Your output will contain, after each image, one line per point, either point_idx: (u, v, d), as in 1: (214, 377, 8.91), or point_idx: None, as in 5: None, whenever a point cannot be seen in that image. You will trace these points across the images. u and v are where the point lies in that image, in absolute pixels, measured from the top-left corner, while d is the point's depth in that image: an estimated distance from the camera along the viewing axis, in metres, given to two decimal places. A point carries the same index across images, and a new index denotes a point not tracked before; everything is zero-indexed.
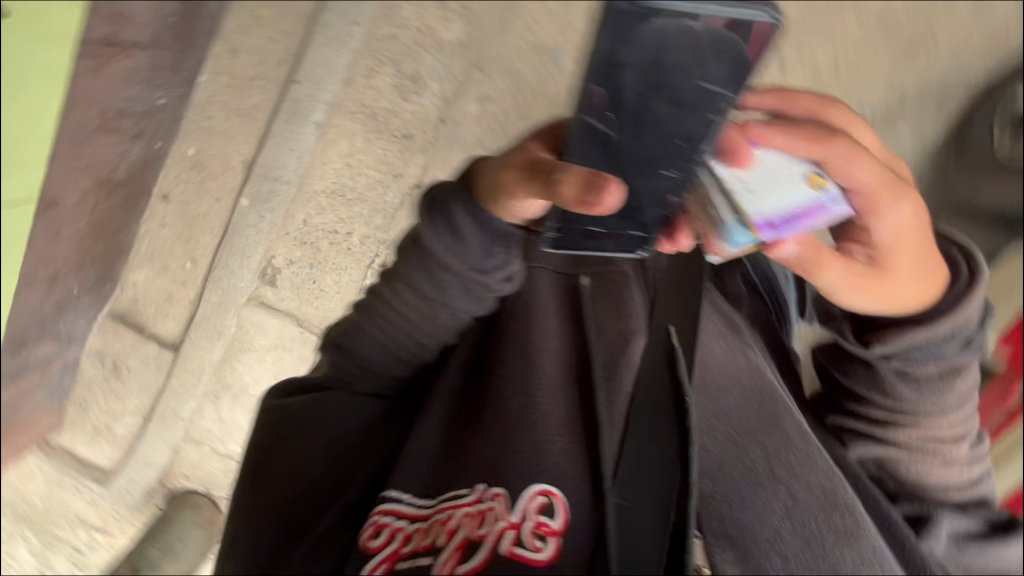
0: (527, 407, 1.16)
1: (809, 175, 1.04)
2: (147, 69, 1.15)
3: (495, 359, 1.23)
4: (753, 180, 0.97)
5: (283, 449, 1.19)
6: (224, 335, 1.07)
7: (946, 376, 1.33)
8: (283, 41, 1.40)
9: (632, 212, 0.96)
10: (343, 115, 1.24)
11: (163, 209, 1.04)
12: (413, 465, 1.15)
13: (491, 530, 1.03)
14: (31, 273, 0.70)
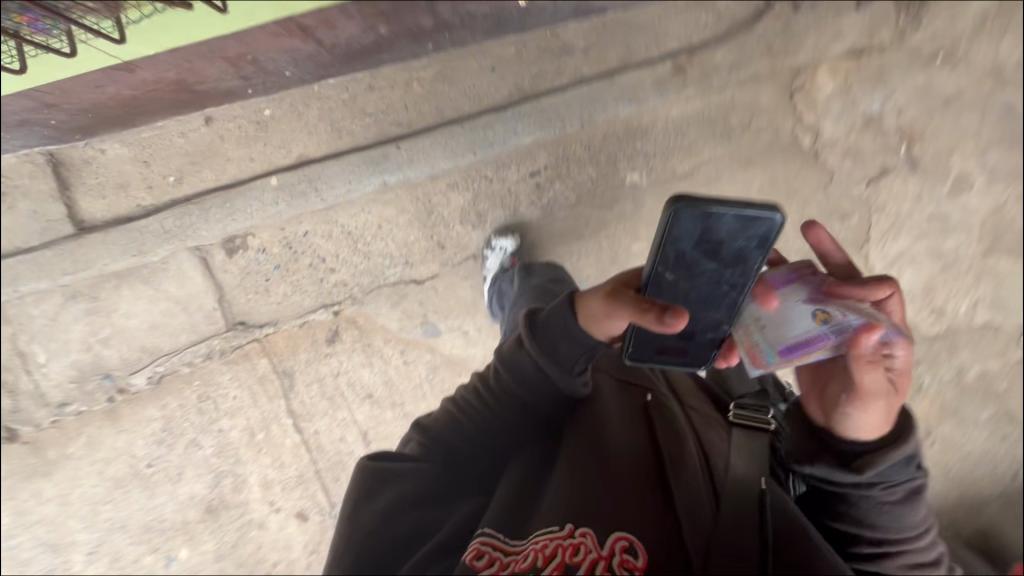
0: (609, 499, 0.78)
1: (814, 309, 0.78)
2: (308, 75, 1.34)
3: (569, 422, 0.91)
4: (772, 317, 0.80)
5: (400, 513, 0.89)
6: (158, 243, 1.46)
7: (908, 503, 0.81)
8: (413, 114, 1.42)
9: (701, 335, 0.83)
10: (408, 192, 1.45)
11: (199, 126, 1.44)
12: (526, 505, 0.85)
13: (592, 560, 0.71)
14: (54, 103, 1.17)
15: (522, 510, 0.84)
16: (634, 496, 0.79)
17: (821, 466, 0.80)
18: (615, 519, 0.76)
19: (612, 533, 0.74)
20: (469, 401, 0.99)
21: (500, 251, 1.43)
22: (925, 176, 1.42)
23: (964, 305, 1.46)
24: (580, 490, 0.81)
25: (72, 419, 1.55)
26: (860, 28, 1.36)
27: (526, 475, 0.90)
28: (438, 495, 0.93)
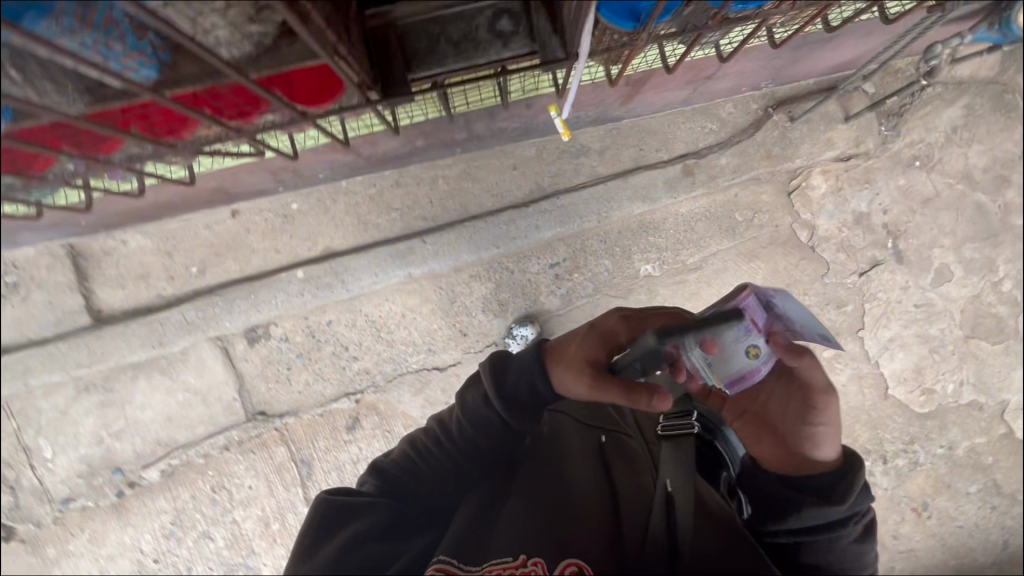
0: (580, 536, 0.71)
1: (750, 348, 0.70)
2: (345, 179, 1.36)
3: (540, 448, 0.84)
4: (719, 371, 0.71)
5: (358, 551, 0.74)
6: (180, 333, 1.45)
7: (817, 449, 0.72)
8: (436, 209, 1.49)
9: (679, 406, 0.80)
10: (431, 282, 1.50)
11: (225, 219, 1.45)
12: (479, 534, 0.76)
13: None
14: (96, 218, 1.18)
15: (476, 542, 0.75)
16: (587, 527, 0.72)
17: (803, 517, 0.70)
18: (563, 543, 0.70)
19: (564, 557, 0.69)
20: (427, 444, 0.88)
21: (521, 338, 1.48)
22: (911, 267, 1.55)
23: (952, 385, 1.58)
24: (535, 525, 0.73)
25: (76, 515, 1.48)
26: (848, 137, 1.50)
27: (483, 509, 0.80)
28: (399, 528, 0.80)
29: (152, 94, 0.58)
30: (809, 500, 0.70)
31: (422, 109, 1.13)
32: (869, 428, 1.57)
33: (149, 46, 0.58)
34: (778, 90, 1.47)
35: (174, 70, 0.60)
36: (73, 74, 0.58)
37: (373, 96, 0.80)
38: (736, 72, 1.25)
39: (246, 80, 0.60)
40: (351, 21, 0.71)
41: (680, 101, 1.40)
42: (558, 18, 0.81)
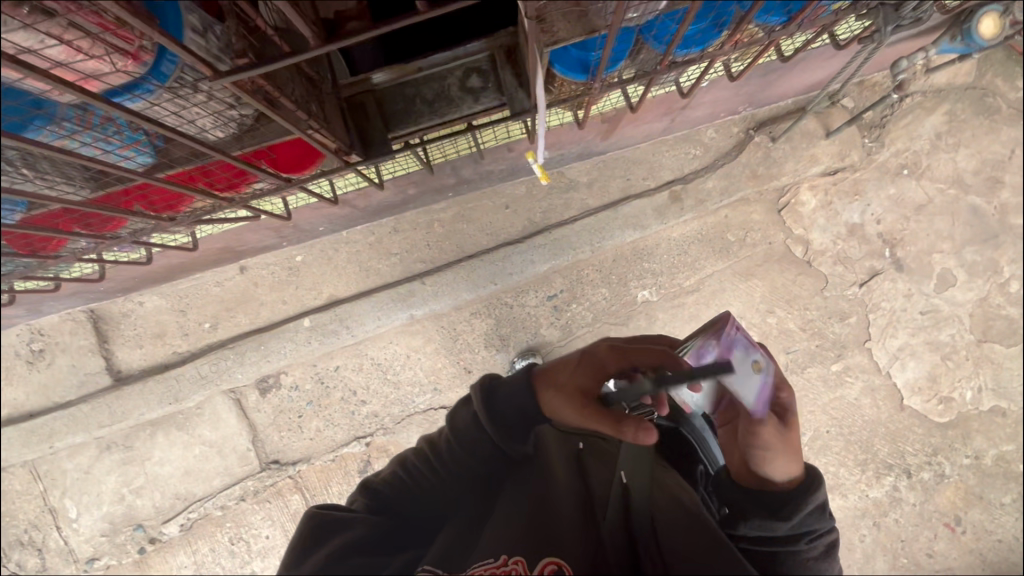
0: (562, 536, 0.68)
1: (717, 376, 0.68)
2: (342, 226, 1.44)
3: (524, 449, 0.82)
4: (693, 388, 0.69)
5: (342, 562, 0.73)
6: (194, 387, 1.51)
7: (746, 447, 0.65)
8: (433, 251, 1.53)
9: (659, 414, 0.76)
10: (433, 322, 1.54)
11: (233, 275, 1.52)
12: (462, 547, 0.75)
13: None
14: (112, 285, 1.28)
15: (459, 554, 0.74)
16: (561, 524, 0.69)
17: (754, 521, 0.64)
18: (540, 541, 0.68)
19: (542, 556, 0.66)
20: (415, 461, 0.87)
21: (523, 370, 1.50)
22: (912, 274, 1.54)
23: (970, 392, 1.54)
24: (509, 529, 0.71)
25: (100, 574, 1.51)
26: (832, 152, 1.53)
27: (467, 521, 0.79)
28: (388, 540, 0.79)
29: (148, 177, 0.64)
30: (757, 512, 0.64)
31: (403, 164, 1.19)
32: (889, 441, 1.53)
33: (143, 137, 0.64)
34: (758, 112, 1.51)
35: (167, 154, 0.68)
36: (75, 169, 0.64)
37: (355, 156, 0.86)
38: (710, 101, 1.30)
39: (232, 158, 0.67)
40: (326, 95, 0.79)
41: (660, 131, 1.45)
42: (521, 72, 0.85)
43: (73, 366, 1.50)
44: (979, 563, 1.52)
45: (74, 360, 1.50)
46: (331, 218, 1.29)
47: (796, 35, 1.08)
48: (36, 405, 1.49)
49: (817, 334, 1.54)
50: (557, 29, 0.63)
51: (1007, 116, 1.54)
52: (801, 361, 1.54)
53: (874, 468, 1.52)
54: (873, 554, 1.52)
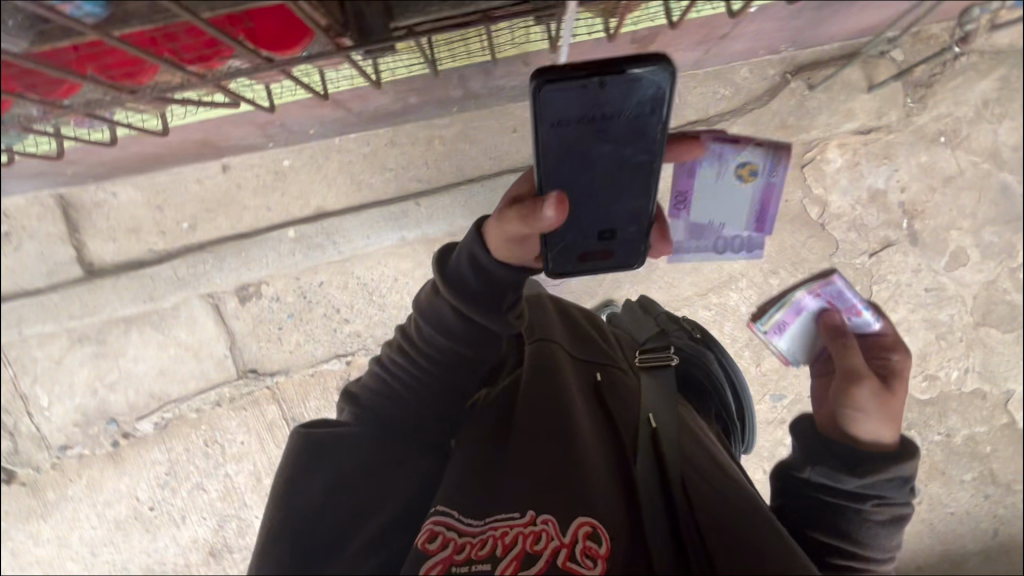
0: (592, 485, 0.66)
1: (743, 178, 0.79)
2: (335, 131, 1.33)
3: (536, 379, 0.80)
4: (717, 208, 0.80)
5: (350, 485, 0.73)
6: (170, 287, 1.45)
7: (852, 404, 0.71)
8: (432, 170, 1.43)
9: (604, 231, 0.73)
10: (425, 246, 1.46)
11: (215, 173, 1.42)
12: (478, 483, 0.70)
13: (554, 549, 0.59)
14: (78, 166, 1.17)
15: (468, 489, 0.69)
16: (588, 473, 0.67)
17: (820, 468, 0.70)
18: (573, 496, 0.64)
19: (575, 517, 0.62)
20: (399, 364, 0.82)
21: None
22: (925, 249, 1.49)
23: (955, 372, 1.50)
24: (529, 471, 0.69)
25: (73, 461, 1.52)
26: (870, 109, 1.42)
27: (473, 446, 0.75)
28: (389, 456, 0.77)
29: (98, 33, 0.54)
30: (829, 459, 0.70)
31: (405, 62, 1.02)
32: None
33: None
34: (799, 55, 1.38)
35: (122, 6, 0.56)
36: None
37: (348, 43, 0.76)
38: (752, 32, 1.17)
39: (199, 18, 0.56)
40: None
41: (691, 63, 1.32)
42: None
43: (33, 248, 1.43)
44: (933, 534, 1.57)
45: (36, 242, 1.42)
46: (322, 117, 1.18)
47: None
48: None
49: None
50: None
51: None
52: None
53: None
54: None
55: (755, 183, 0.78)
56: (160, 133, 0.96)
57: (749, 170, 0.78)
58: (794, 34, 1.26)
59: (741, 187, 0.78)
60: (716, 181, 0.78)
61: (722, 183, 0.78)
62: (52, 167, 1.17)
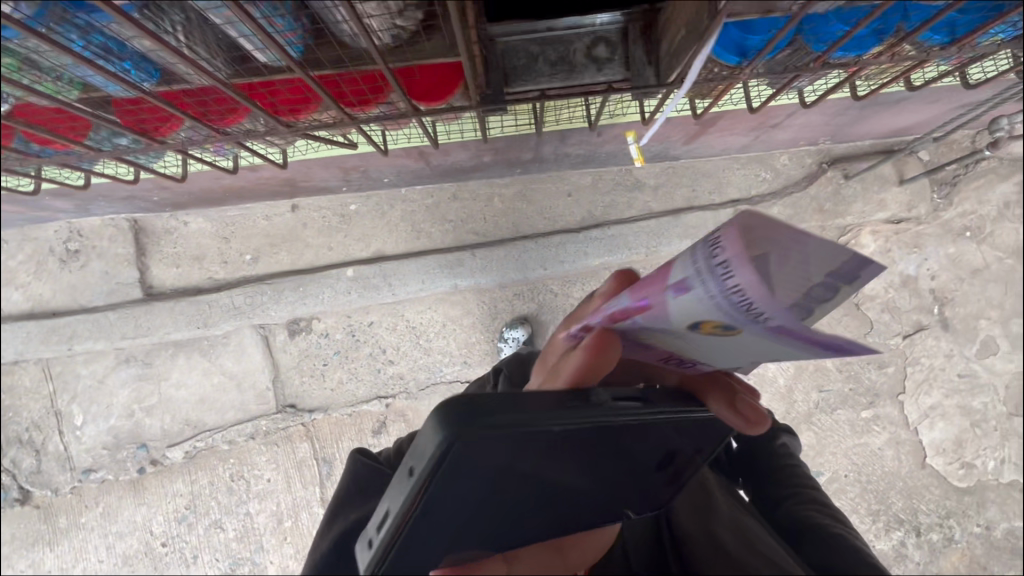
0: None
1: (702, 321, 0.42)
2: (410, 173, 1.34)
3: None
4: (684, 310, 0.42)
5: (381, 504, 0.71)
6: (225, 319, 1.48)
7: None
8: (491, 225, 1.51)
9: (693, 325, 0.43)
10: (474, 297, 1.52)
11: (286, 211, 1.50)
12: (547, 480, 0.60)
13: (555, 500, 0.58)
14: (154, 189, 1.18)
15: (480, 526, 0.53)
16: (641, 484, 0.62)
17: None
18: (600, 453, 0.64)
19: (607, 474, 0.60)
20: None
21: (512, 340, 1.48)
22: (956, 336, 1.54)
23: (992, 462, 1.53)
24: (589, 484, 0.57)
25: (93, 487, 1.47)
26: (901, 201, 1.53)
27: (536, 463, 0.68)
28: None
29: (300, 70, 0.61)
30: None
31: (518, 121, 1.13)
32: (920, 513, 1.52)
33: (301, 29, 0.61)
34: (835, 148, 1.52)
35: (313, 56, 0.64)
36: (217, 42, 0.62)
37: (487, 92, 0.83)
38: (799, 124, 1.28)
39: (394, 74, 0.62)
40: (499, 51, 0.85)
41: (738, 148, 1.44)
42: (653, 49, 0.83)
43: (79, 259, 1.47)
44: None
45: (83, 250, 1.47)
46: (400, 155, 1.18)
47: (990, 64, 0.95)
48: (42, 295, 1.47)
49: (853, 377, 1.53)
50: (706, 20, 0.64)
51: None
52: (833, 403, 1.53)
53: (885, 521, 1.51)
54: None
55: (742, 328, 0.40)
56: (279, 165, 1.04)
57: (720, 323, 0.41)
58: (834, 129, 1.37)
59: (732, 344, 0.43)
60: (696, 347, 0.47)
61: (705, 345, 0.46)
62: (136, 189, 1.17)
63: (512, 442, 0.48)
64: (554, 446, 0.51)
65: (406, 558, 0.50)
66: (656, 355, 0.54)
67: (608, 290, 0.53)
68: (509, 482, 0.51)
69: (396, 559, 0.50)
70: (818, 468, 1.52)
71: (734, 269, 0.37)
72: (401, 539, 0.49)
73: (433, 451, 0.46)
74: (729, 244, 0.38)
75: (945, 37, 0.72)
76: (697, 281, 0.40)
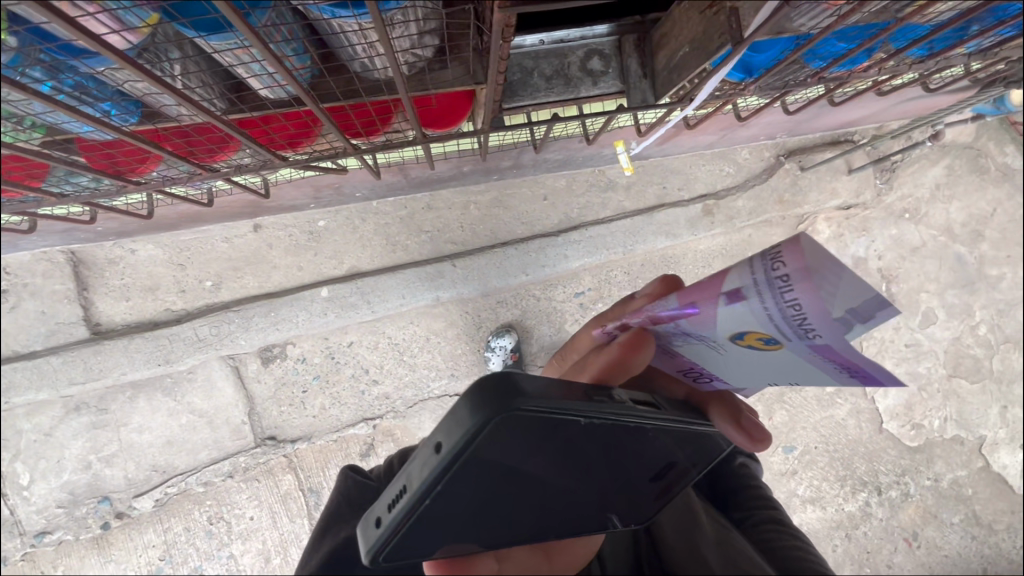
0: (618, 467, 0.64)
1: (742, 332, 0.38)
2: (385, 186, 1.28)
3: None
4: (727, 321, 0.38)
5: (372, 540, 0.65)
6: (189, 353, 1.37)
7: None
8: (469, 234, 1.48)
9: (734, 335, 0.39)
10: (456, 308, 1.49)
11: (248, 232, 1.39)
12: None
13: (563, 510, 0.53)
14: (101, 223, 1.07)
15: (481, 527, 0.47)
16: (634, 501, 0.56)
17: None
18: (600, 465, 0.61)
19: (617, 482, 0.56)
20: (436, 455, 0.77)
21: (499, 349, 1.47)
22: (902, 309, 1.68)
23: (937, 421, 1.70)
24: (599, 486, 0.53)
25: (48, 551, 1.33)
26: (850, 189, 1.64)
27: None
28: None
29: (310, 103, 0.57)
30: None
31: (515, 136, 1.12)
32: (880, 473, 1.66)
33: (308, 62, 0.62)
34: (789, 141, 1.61)
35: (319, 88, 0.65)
36: (216, 76, 0.62)
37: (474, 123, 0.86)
38: (763, 125, 1.32)
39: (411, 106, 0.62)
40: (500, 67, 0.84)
41: (705, 146, 1.48)
42: (647, 63, 0.84)
43: (8, 300, 1.31)
44: None
45: (11, 290, 1.31)
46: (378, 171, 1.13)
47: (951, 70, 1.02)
48: None
49: None
50: (713, 41, 0.67)
51: (994, 178, 1.73)
52: (801, 381, 1.63)
53: (851, 484, 1.64)
54: (842, 563, 1.62)
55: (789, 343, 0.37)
56: (261, 194, 0.98)
57: (764, 335, 0.38)
58: (791, 126, 1.43)
59: (767, 357, 0.40)
60: (724, 355, 0.44)
61: (735, 356, 0.43)
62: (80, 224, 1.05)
63: (533, 429, 0.44)
64: (569, 440, 0.47)
65: (405, 543, 0.46)
66: (675, 365, 0.52)
67: (651, 292, 0.50)
68: (521, 474, 0.47)
69: (404, 539, 0.45)
70: (792, 443, 1.62)
71: (796, 287, 0.33)
72: (412, 519, 0.44)
73: (463, 426, 0.42)
74: (792, 256, 0.34)
75: (925, 52, 0.81)
76: (751, 294, 0.36)
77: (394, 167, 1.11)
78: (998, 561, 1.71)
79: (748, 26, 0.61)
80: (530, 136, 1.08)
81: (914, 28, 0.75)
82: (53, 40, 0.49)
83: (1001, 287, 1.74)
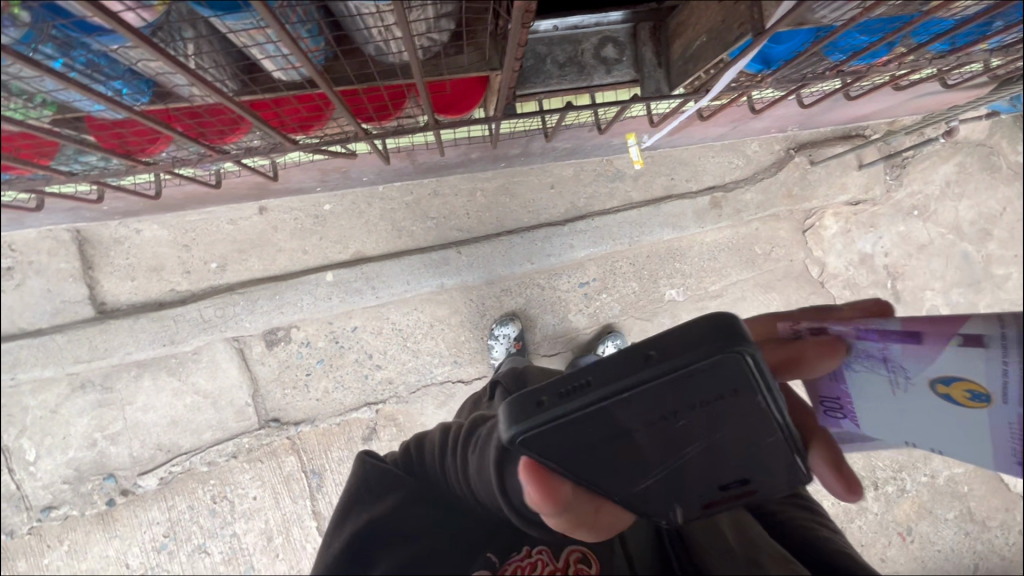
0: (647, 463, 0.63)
1: (952, 377, 0.49)
2: (392, 171, 1.28)
3: None
4: (949, 359, 0.49)
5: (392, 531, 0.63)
6: (193, 334, 1.38)
7: None
8: (475, 220, 1.48)
9: (939, 379, 0.50)
10: (461, 295, 1.49)
11: (254, 214, 1.39)
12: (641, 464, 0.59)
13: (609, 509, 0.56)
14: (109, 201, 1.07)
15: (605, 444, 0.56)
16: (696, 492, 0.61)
17: None
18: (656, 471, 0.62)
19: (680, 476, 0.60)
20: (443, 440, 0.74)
21: (503, 337, 1.45)
22: (907, 307, 1.68)
23: None
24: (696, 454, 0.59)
25: (54, 525, 1.35)
26: (860, 184, 1.63)
27: None
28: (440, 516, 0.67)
29: (327, 86, 0.56)
30: None
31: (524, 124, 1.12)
32: (878, 469, 1.67)
33: (322, 45, 0.62)
34: (800, 135, 1.59)
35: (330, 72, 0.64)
36: (229, 57, 0.62)
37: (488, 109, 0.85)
38: (777, 118, 1.30)
39: (427, 91, 0.61)
40: None
41: (716, 137, 1.47)
42: (663, 52, 0.83)
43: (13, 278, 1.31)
44: None
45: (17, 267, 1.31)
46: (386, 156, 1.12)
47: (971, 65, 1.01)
48: None
49: None
50: (732, 32, 0.66)
51: (1005, 176, 1.72)
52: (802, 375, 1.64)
53: None
54: None
55: (997, 406, 0.47)
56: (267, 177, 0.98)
57: (973, 388, 0.48)
58: (802, 119, 1.41)
59: (958, 412, 0.50)
60: (898, 398, 0.54)
61: (912, 402, 0.53)
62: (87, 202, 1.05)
63: (721, 371, 0.52)
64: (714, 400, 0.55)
65: (549, 431, 0.54)
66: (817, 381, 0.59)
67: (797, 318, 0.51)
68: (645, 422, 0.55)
69: (549, 427, 0.53)
70: None
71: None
72: (579, 411, 0.53)
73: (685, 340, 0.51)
74: None
75: (945, 48, 0.81)
76: (992, 344, 0.46)
77: (402, 152, 1.10)
78: (990, 558, 1.73)
79: (770, 17, 0.60)
80: (540, 124, 1.07)
81: (937, 23, 0.74)
82: (66, 17, 0.48)
83: (1006, 287, 1.73)
